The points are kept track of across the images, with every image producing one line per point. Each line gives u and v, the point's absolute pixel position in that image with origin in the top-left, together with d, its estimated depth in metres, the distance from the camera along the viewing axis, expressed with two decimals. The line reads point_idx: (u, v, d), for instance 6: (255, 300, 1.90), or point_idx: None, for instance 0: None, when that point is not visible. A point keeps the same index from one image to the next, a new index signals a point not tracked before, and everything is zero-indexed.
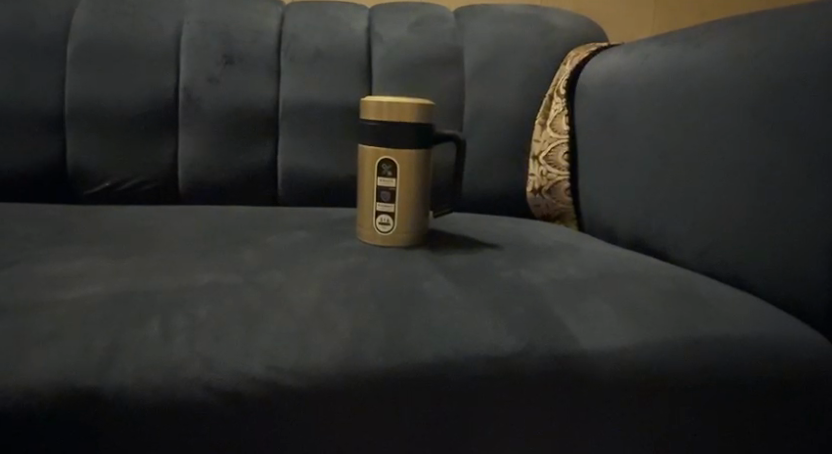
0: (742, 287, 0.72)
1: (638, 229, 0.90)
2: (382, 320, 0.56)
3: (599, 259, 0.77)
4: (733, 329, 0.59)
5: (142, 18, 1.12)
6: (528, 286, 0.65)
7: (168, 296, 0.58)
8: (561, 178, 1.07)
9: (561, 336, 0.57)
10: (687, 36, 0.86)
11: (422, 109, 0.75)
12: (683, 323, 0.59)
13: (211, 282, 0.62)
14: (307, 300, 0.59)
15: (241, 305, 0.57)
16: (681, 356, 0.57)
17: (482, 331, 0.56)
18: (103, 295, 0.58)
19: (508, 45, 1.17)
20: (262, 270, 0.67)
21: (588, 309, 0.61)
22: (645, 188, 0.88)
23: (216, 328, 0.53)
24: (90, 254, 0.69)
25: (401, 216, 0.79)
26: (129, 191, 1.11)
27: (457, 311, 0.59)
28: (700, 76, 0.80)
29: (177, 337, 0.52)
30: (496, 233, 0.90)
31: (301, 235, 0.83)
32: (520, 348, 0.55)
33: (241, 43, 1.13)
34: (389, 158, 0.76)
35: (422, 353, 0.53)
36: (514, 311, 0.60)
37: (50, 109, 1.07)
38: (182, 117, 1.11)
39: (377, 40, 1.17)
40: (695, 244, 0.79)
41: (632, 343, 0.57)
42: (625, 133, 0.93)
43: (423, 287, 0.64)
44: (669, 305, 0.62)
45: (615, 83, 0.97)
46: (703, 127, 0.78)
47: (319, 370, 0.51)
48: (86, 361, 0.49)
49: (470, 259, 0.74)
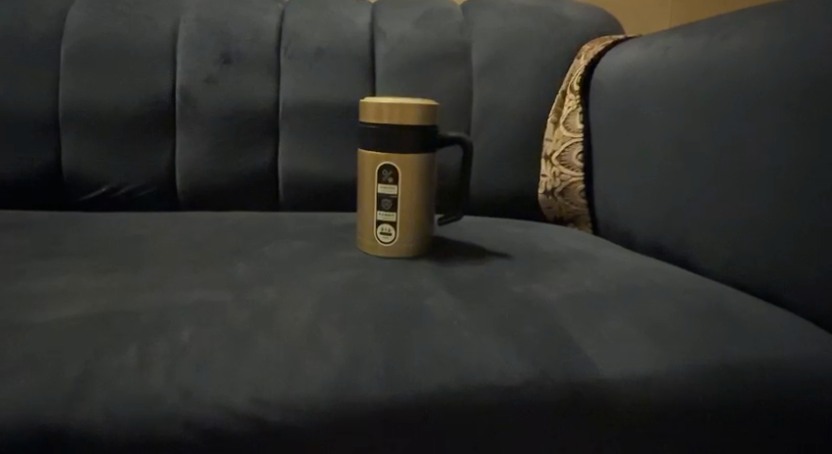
0: (773, 298, 0.66)
1: (660, 234, 0.84)
2: (382, 343, 0.51)
3: (618, 269, 0.72)
4: (768, 350, 0.54)
5: (138, 16, 1.08)
6: (541, 303, 0.60)
7: (151, 317, 0.54)
8: (575, 178, 1.02)
9: (578, 359, 0.52)
10: (711, 26, 0.80)
11: (425, 110, 0.70)
12: (711, 344, 0.54)
13: (198, 301, 0.57)
14: (300, 322, 0.54)
15: (228, 327, 0.53)
16: (712, 381, 0.51)
17: (490, 355, 0.51)
18: (78, 316, 0.53)
19: (518, 40, 1.12)
20: (253, 285, 0.62)
21: (609, 328, 0.56)
22: (667, 190, 0.82)
23: (198, 354, 0.49)
24: (73, 268, 0.65)
25: (405, 224, 0.74)
26: (126, 196, 1.07)
27: (462, 331, 0.54)
28: (724, 70, 0.74)
29: (155, 365, 0.47)
30: (506, 240, 0.85)
31: (299, 244, 0.78)
32: (533, 375, 0.50)
33: (241, 42, 1.08)
34: (390, 162, 0.71)
35: (425, 382, 0.48)
36: (526, 330, 0.55)
37: (43, 111, 1.03)
38: (179, 120, 1.07)
39: (382, 36, 1.12)
40: (722, 252, 0.73)
41: (658, 367, 0.51)
42: (644, 133, 0.88)
43: (426, 305, 0.59)
44: (695, 322, 0.57)
45: (633, 78, 0.91)
46: (728, 124, 0.72)
47: (311, 401, 0.47)
48: (54, 394, 0.45)
49: (477, 271, 0.69)
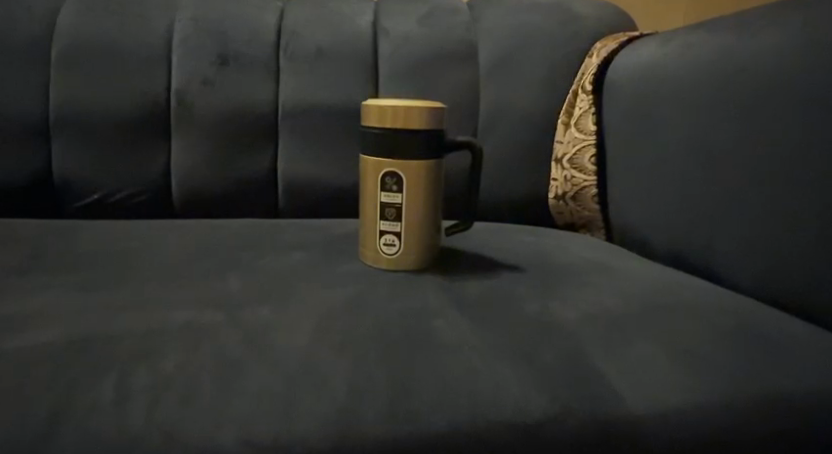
0: (809, 316, 0.62)
1: (681, 244, 0.79)
2: (386, 374, 0.47)
3: (638, 284, 0.67)
4: (810, 379, 0.49)
5: (131, 16, 1.03)
6: (558, 323, 0.55)
7: (134, 343, 0.49)
8: (587, 183, 0.97)
9: (603, 391, 0.47)
10: (735, 22, 0.75)
11: (430, 114, 0.65)
12: (748, 373, 0.49)
13: (187, 323, 0.53)
14: (296, 348, 0.49)
15: (217, 355, 0.48)
16: (748, 414, 0.47)
17: (506, 388, 0.46)
18: (54, 342, 0.49)
19: (528, 38, 1.07)
20: (247, 304, 0.58)
21: (635, 355, 0.51)
22: (690, 197, 0.77)
23: (182, 387, 0.44)
24: (54, 286, 0.61)
25: (409, 235, 0.69)
26: (119, 203, 1.02)
27: (473, 358, 0.49)
28: (750, 69, 0.68)
29: (134, 400, 0.43)
30: (518, 250, 0.80)
31: (299, 256, 0.74)
32: (553, 410, 0.45)
33: (238, 42, 1.04)
34: (393, 170, 0.66)
35: (433, 419, 0.44)
36: (544, 358, 0.50)
37: (32, 116, 0.99)
38: (174, 124, 1.02)
39: (385, 35, 1.07)
40: (751, 266, 0.68)
41: (690, 399, 0.47)
42: (664, 136, 0.83)
43: (434, 328, 0.54)
44: (727, 348, 0.52)
45: (650, 78, 0.86)
46: (756, 127, 0.67)
47: (306, 442, 0.42)
48: (19, 433, 0.40)
49: (487, 287, 0.65)
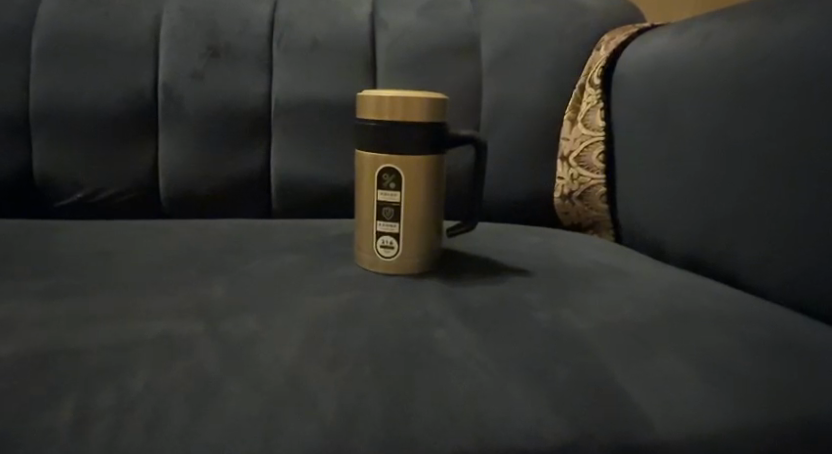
0: None
1: (697, 246, 0.74)
2: (380, 393, 0.42)
3: (654, 290, 0.62)
4: None
5: (116, 6, 0.98)
6: (570, 335, 0.50)
7: (102, 358, 0.44)
8: (595, 181, 0.92)
9: (623, 412, 0.42)
10: (756, 9, 0.69)
11: (432, 106, 0.60)
12: (782, 393, 0.44)
13: (164, 335, 0.48)
14: (282, 364, 0.44)
15: (194, 372, 0.43)
16: (777, 434, 0.42)
17: (514, 409, 0.41)
18: (13, 356, 0.44)
19: (533, 30, 1.02)
20: (232, 313, 0.53)
21: (657, 370, 0.46)
22: (707, 196, 0.72)
23: (152, 409, 0.39)
24: (22, 292, 0.56)
25: (408, 237, 0.64)
26: (103, 202, 0.97)
27: (478, 376, 0.44)
28: (771, 59, 0.63)
29: (95, 424, 0.38)
30: (524, 253, 0.75)
31: (290, 260, 0.69)
32: (566, 434, 0.40)
33: (229, 34, 0.98)
34: (391, 166, 0.61)
35: (431, 446, 0.38)
36: (557, 375, 0.45)
37: (11, 110, 0.94)
38: (161, 119, 0.97)
39: (384, 27, 1.02)
40: (774, 271, 0.63)
41: (718, 421, 0.42)
42: (678, 132, 0.78)
43: (436, 341, 0.49)
44: (756, 363, 0.47)
45: (665, 71, 0.81)
46: (779, 121, 0.62)
47: None
48: None
49: (490, 294, 0.60)
